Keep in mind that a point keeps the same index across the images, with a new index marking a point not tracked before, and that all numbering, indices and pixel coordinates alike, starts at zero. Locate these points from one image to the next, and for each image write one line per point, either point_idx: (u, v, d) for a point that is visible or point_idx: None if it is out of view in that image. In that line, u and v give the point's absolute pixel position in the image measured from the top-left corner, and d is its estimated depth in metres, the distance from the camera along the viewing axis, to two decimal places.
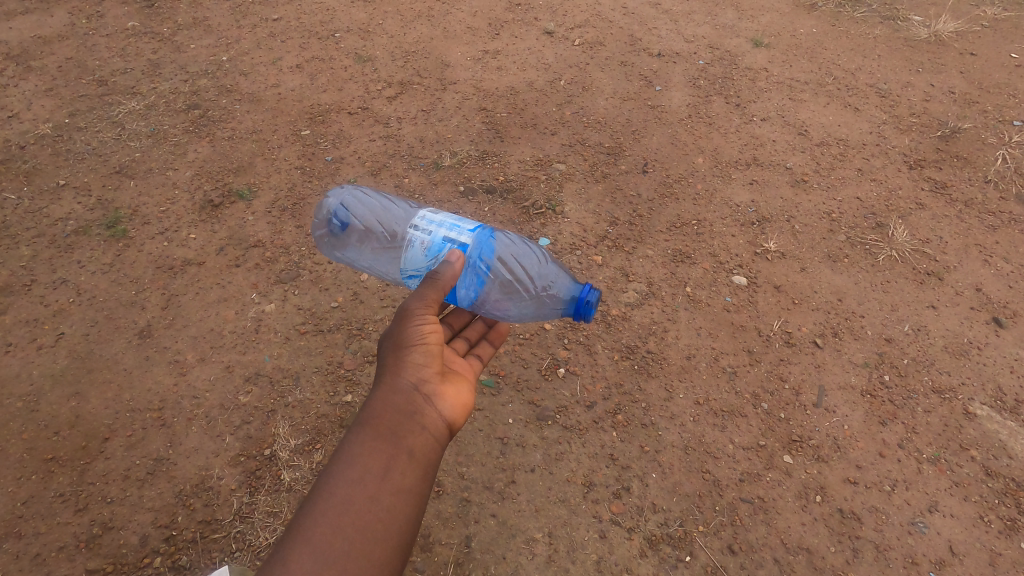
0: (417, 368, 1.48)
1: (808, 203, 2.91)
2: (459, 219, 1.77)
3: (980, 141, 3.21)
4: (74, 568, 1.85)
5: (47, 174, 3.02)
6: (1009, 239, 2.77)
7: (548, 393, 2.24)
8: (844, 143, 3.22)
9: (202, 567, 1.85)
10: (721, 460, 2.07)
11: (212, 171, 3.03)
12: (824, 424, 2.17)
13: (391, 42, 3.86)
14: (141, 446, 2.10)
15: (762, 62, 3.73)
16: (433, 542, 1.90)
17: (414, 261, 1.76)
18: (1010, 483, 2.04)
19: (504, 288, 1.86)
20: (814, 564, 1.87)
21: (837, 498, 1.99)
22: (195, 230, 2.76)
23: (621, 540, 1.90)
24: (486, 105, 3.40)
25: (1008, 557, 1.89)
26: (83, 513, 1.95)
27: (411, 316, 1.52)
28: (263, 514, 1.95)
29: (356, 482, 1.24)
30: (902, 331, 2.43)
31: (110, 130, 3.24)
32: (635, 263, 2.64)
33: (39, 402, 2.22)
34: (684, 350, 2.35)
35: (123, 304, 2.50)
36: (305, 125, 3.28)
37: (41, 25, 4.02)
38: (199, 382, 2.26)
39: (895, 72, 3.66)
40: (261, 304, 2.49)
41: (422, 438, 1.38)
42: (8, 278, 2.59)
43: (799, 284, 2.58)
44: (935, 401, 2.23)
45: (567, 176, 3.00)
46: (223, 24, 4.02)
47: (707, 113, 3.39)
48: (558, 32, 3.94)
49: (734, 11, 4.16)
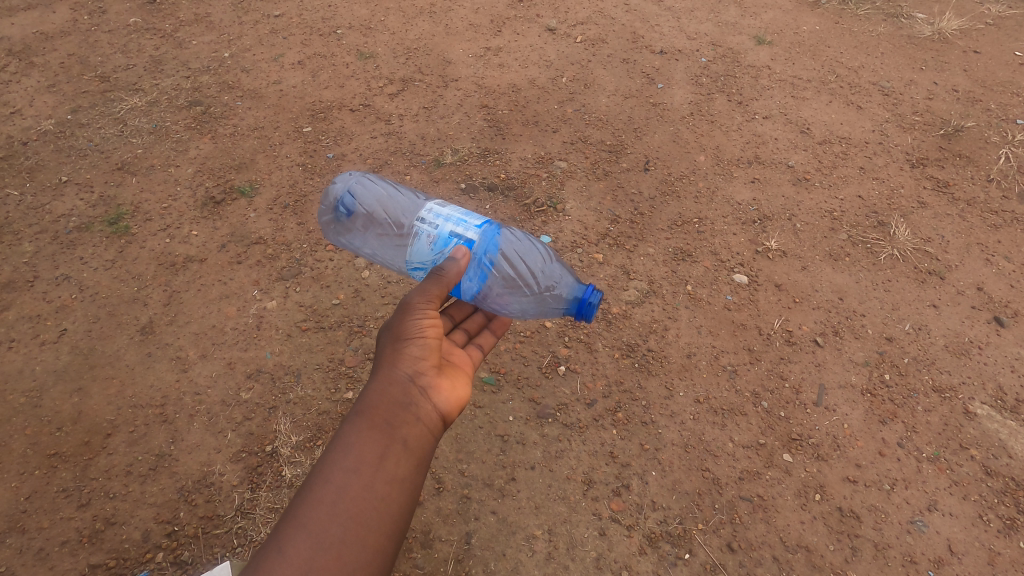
0: (414, 361, 1.49)
1: (809, 201, 2.91)
2: (466, 214, 1.77)
3: (983, 140, 3.20)
4: (76, 563, 1.86)
5: (50, 170, 3.02)
6: (1011, 238, 2.77)
7: (548, 391, 2.24)
8: (846, 141, 3.22)
9: (203, 563, 1.86)
10: (720, 458, 2.08)
11: (214, 167, 3.04)
12: (824, 422, 2.17)
13: (393, 38, 3.85)
14: (143, 442, 2.12)
15: (764, 60, 3.71)
16: (433, 539, 1.91)
17: (420, 254, 1.78)
18: (1010, 483, 2.04)
19: (506, 284, 1.88)
20: (813, 563, 1.87)
21: (836, 496, 2.00)
22: (197, 226, 2.77)
23: (621, 538, 1.91)
24: (488, 102, 3.40)
25: (1007, 556, 1.89)
26: (86, 508, 1.96)
27: (411, 310, 1.54)
28: (264, 510, 1.96)
29: (351, 470, 1.25)
30: (903, 330, 2.43)
31: (113, 126, 3.24)
32: (636, 261, 2.63)
33: (41, 397, 2.23)
34: (685, 348, 2.36)
35: (125, 301, 2.51)
36: (307, 122, 3.28)
37: (44, 22, 4.01)
38: (201, 378, 2.27)
39: (898, 69, 3.65)
40: (262, 301, 2.49)
41: (416, 429, 1.39)
42: (10, 274, 2.59)
43: (800, 283, 2.58)
44: (935, 400, 2.24)
45: (568, 173, 3.00)
46: (226, 20, 4.02)
47: (710, 111, 3.38)
48: (560, 29, 3.92)
49: (736, 9, 4.14)
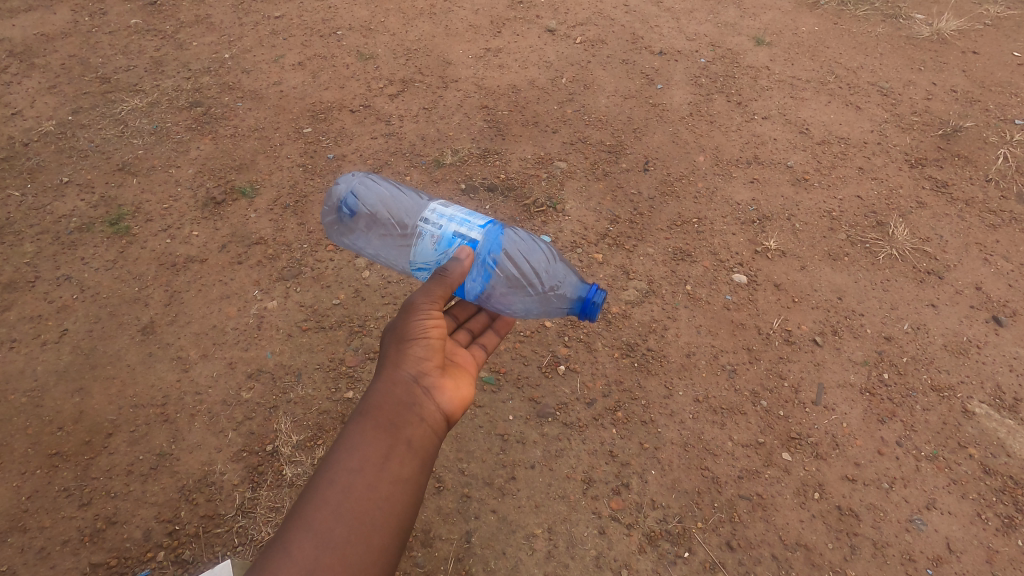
0: (418, 361, 1.50)
1: (809, 201, 2.92)
2: (470, 214, 1.78)
3: (982, 140, 3.21)
4: (78, 562, 1.87)
5: (51, 171, 3.03)
6: (1009, 238, 2.77)
7: (548, 391, 2.25)
8: (845, 141, 3.22)
9: (204, 561, 1.87)
10: (720, 457, 2.08)
11: (214, 168, 3.04)
12: (824, 421, 2.18)
13: (393, 39, 3.86)
14: (144, 442, 2.12)
15: (763, 61, 3.73)
16: (433, 538, 1.91)
17: (424, 254, 1.80)
18: (1008, 482, 2.05)
19: (510, 283, 1.89)
20: (812, 561, 1.88)
21: (835, 495, 2.01)
22: (198, 227, 2.78)
23: (620, 536, 1.91)
24: (488, 102, 3.41)
25: (1006, 554, 1.90)
26: (87, 507, 1.97)
27: (416, 310, 1.55)
28: (264, 510, 1.96)
29: (355, 470, 1.25)
30: (901, 329, 2.44)
31: (114, 127, 3.25)
32: (635, 261, 2.64)
33: (43, 397, 2.24)
34: (684, 347, 2.36)
35: (126, 301, 2.52)
36: (307, 123, 3.29)
37: (44, 23, 4.02)
38: (201, 378, 2.28)
39: (898, 70, 3.66)
40: (263, 302, 2.50)
41: (419, 430, 1.39)
42: (11, 275, 2.60)
43: (800, 283, 2.58)
44: (934, 399, 2.24)
45: (568, 174, 3.01)
46: (226, 21, 4.03)
47: (709, 111, 3.39)
48: (560, 30, 3.93)
49: (736, 10, 4.16)
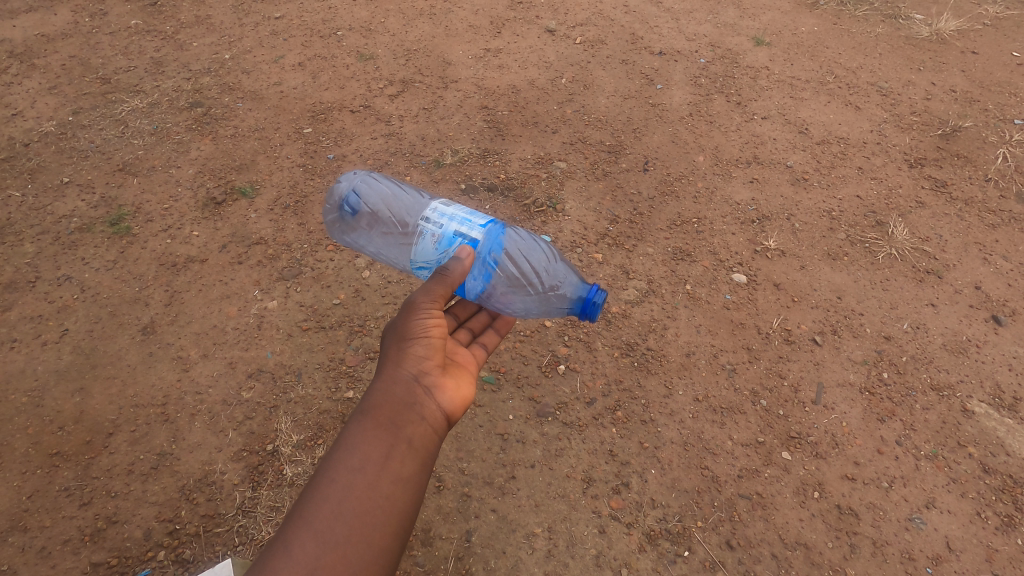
0: (418, 360, 1.50)
1: (808, 201, 2.92)
2: (471, 213, 1.79)
3: (981, 139, 3.22)
4: (78, 562, 1.87)
5: (51, 172, 3.04)
6: (1009, 237, 2.78)
7: (548, 390, 2.25)
8: (844, 141, 3.23)
9: (205, 561, 1.87)
10: (720, 456, 2.09)
11: (215, 168, 3.05)
12: (823, 421, 2.18)
13: (392, 40, 3.87)
14: (145, 441, 2.13)
15: (763, 61, 3.73)
16: (434, 537, 1.92)
17: (424, 253, 1.80)
18: (1008, 481, 2.05)
19: (510, 283, 1.90)
20: (811, 560, 1.88)
21: (834, 494, 2.01)
22: (198, 227, 2.78)
23: (620, 535, 1.92)
24: (488, 103, 3.41)
25: (1005, 553, 1.90)
26: (88, 506, 1.98)
27: (416, 309, 1.55)
28: (264, 509, 1.96)
29: (356, 470, 1.25)
30: (901, 328, 2.44)
31: (114, 128, 3.26)
32: (635, 260, 2.64)
33: (43, 397, 2.24)
34: (684, 347, 2.36)
35: (126, 301, 2.52)
36: (307, 123, 3.30)
37: (44, 24, 4.03)
38: (202, 378, 2.28)
39: (897, 70, 3.66)
40: (263, 302, 2.50)
41: (420, 429, 1.40)
42: (12, 275, 2.61)
43: (799, 282, 2.59)
44: (933, 398, 2.25)
45: (567, 174, 3.01)
46: (227, 21, 4.04)
47: (709, 111, 3.40)
48: (560, 30, 3.94)
49: (735, 10, 4.17)
